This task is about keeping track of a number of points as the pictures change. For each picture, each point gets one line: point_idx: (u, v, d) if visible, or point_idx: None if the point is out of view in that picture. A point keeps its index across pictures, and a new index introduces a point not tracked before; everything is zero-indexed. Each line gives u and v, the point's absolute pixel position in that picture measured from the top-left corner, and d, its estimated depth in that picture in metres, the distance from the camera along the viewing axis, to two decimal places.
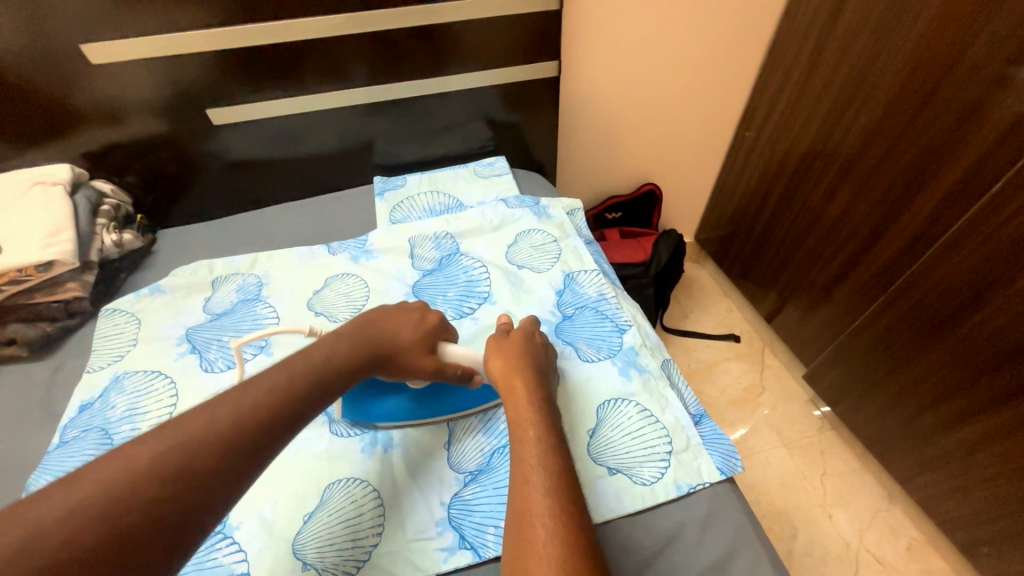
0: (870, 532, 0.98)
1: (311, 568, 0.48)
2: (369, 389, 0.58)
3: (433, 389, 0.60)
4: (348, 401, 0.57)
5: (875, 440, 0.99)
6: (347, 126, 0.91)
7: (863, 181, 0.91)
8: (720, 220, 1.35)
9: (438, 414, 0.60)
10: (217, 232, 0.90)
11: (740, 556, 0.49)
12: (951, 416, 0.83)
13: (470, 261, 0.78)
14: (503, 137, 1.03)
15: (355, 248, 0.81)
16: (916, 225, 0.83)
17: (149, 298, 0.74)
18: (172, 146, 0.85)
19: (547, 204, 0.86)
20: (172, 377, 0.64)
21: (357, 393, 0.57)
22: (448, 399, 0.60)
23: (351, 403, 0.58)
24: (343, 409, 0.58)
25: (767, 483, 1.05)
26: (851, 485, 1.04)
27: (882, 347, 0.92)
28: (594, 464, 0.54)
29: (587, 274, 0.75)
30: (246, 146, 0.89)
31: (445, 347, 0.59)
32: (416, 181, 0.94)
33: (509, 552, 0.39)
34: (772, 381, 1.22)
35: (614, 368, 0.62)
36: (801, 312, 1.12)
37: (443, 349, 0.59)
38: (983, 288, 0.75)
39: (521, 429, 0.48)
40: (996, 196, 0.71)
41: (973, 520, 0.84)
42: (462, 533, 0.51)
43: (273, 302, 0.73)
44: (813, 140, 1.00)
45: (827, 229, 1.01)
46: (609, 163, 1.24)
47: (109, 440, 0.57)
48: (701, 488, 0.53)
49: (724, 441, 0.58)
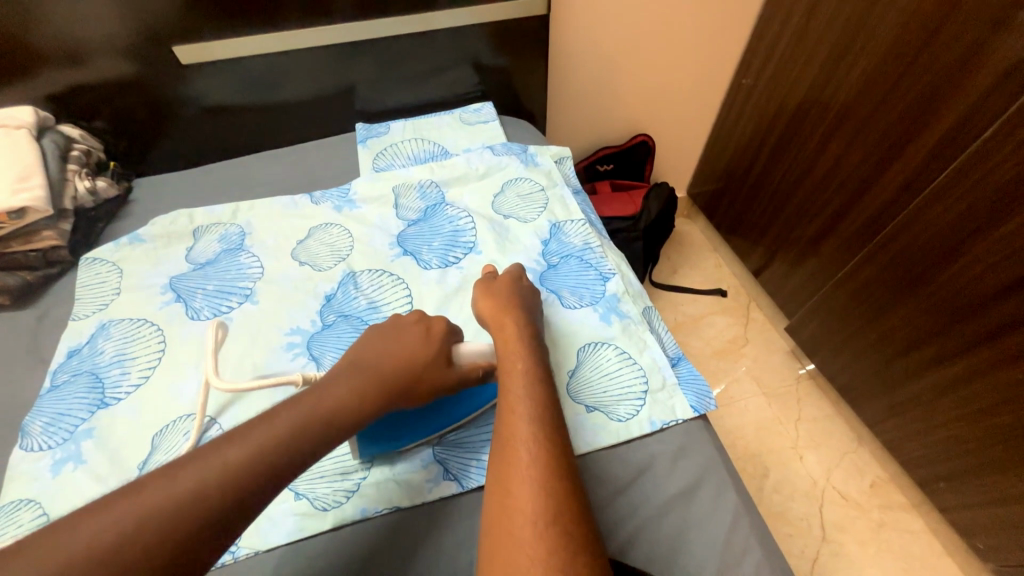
0: (838, 471, 1.04)
1: (302, 498, 0.50)
2: (382, 425, 0.51)
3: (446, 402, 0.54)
4: (364, 438, 0.51)
5: (846, 387, 1.04)
6: (326, 69, 0.87)
7: (856, 131, 0.90)
8: (713, 174, 1.33)
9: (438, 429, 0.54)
10: (194, 181, 0.87)
11: (706, 484, 0.51)
12: (920, 363, 0.86)
13: (455, 212, 0.77)
14: (490, 83, 0.98)
15: (338, 197, 0.79)
16: (905, 174, 0.83)
17: (129, 247, 0.73)
18: (142, 89, 0.81)
19: (534, 152, 0.85)
20: (159, 325, 0.64)
21: (373, 428, 0.51)
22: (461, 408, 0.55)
23: (367, 436, 0.51)
24: (357, 442, 0.51)
25: (744, 428, 1.10)
26: (823, 430, 1.10)
27: (860, 299, 0.95)
28: (573, 402, 0.56)
29: (573, 223, 0.75)
30: (220, 90, 0.84)
31: (458, 348, 0.54)
32: (400, 128, 0.91)
33: (493, 472, 0.42)
34: (756, 332, 1.25)
35: (595, 314, 0.64)
36: (787, 266, 1.13)
37: (456, 350, 0.54)
38: (964, 238, 0.75)
39: (510, 362, 0.50)
40: (988, 142, 0.70)
41: (931, 459, 0.89)
42: (446, 466, 0.53)
43: (256, 252, 0.72)
44: (811, 87, 0.97)
45: (819, 180, 0.99)
46: (602, 112, 1.20)
47: (101, 383, 0.59)
48: (674, 424, 0.55)
49: (699, 381, 0.60)
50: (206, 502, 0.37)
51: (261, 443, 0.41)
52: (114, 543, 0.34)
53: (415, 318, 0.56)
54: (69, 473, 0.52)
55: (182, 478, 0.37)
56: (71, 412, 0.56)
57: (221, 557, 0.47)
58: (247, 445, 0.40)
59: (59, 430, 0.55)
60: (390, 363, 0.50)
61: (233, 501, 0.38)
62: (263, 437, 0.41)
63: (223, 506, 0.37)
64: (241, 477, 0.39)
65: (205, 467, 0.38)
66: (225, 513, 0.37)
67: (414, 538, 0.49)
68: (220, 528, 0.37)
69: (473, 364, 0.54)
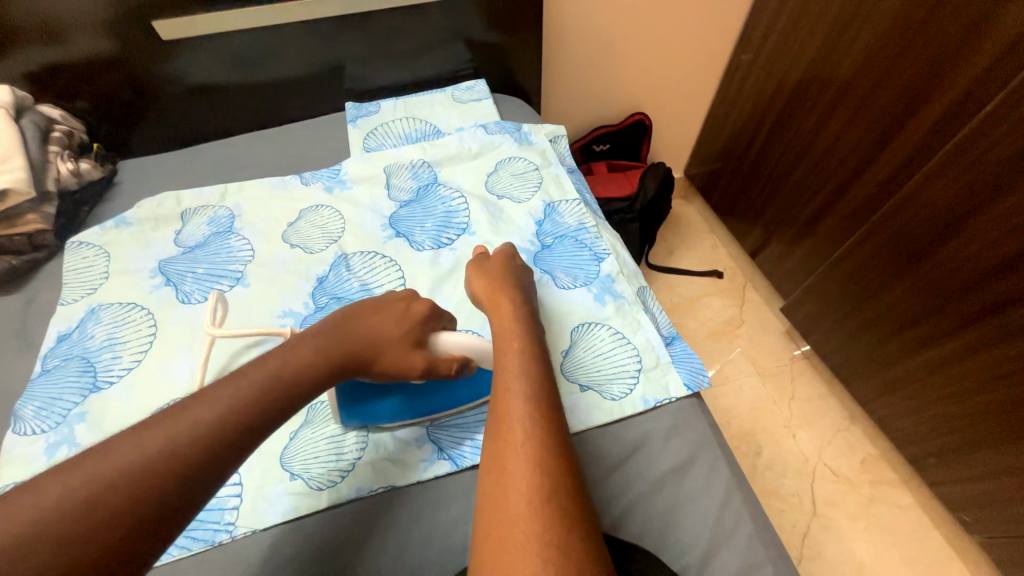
0: (829, 449, 1.06)
1: (297, 478, 0.51)
2: (359, 398, 0.52)
3: (431, 386, 0.53)
4: (344, 408, 0.52)
5: (840, 367, 1.04)
6: (314, 45, 0.84)
7: (856, 107, 0.88)
8: (711, 154, 1.31)
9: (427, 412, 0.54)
10: (181, 162, 0.86)
11: (699, 461, 0.52)
12: (914, 341, 0.86)
13: (448, 192, 0.75)
14: (483, 60, 0.95)
15: (328, 178, 0.78)
16: (905, 151, 0.82)
17: (116, 230, 0.72)
18: (122, 67, 0.78)
19: (528, 130, 0.83)
20: (149, 308, 0.64)
21: (349, 397, 0.52)
22: (448, 394, 0.54)
23: (347, 407, 0.52)
24: (338, 413, 0.52)
25: (738, 408, 1.11)
26: (816, 408, 1.11)
27: (856, 278, 0.95)
28: (567, 382, 0.56)
29: (568, 203, 0.74)
30: (204, 68, 0.82)
31: (437, 338, 0.52)
32: (391, 107, 0.89)
33: (487, 450, 0.42)
34: (751, 313, 1.25)
35: (590, 294, 0.63)
36: (783, 246, 1.13)
37: (435, 338, 0.52)
38: (962, 215, 0.75)
39: (505, 341, 0.50)
40: (989, 116, 0.69)
41: (922, 435, 0.90)
42: (440, 446, 0.53)
43: (247, 234, 0.71)
44: (812, 62, 0.95)
45: (817, 159, 0.98)
46: (598, 90, 1.18)
47: (92, 367, 0.58)
48: (667, 402, 0.56)
49: (693, 360, 0.60)
50: (172, 461, 0.37)
51: (246, 421, 0.40)
52: (80, 502, 0.34)
53: (403, 294, 0.55)
54: (63, 456, 0.52)
55: (148, 439, 0.37)
56: (63, 396, 0.56)
57: (218, 536, 0.47)
58: (213, 407, 0.40)
59: (52, 414, 0.55)
60: (382, 344, 0.50)
61: (201, 460, 0.38)
62: (230, 399, 0.41)
63: (189, 465, 0.37)
64: (208, 437, 0.38)
65: (173, 428, 0.38)
66: (193, 472, 0.37)
67: (409, 516, 0.49)
68: (187, 487, 0.37)
69: (450, 356, 0.52)
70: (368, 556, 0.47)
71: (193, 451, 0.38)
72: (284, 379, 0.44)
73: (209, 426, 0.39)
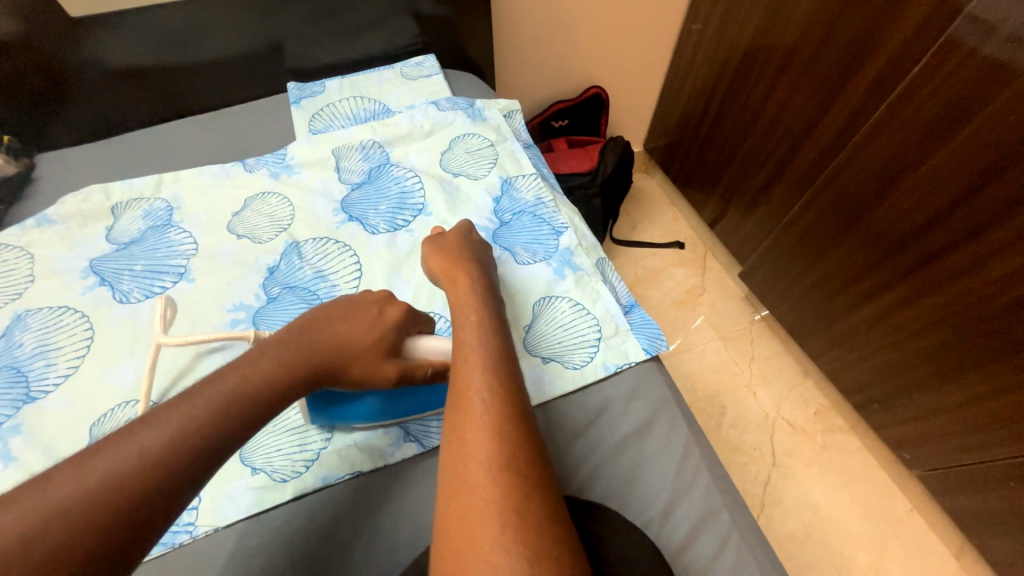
0: (787, 403, 1.12)
1: (259, 473, 0.49)
2: (331, 400, 0.50)
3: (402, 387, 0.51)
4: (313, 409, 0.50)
5: (793, 326, 1.10)
6: (247, 22, 0.79)
7: (799, 75, 0.91)
8: (668, 126, 1.32)
9: (398, 416, 0.52)
10: (108, 152, 0.79)
11: (659, 421, 0.54)
12: (858, 297, 0.91)
13: (401, 172, 0.73)
14: (431, 34, 0.92)
15: (274, 163, 0.74)
16: (845, 115, 0.85)
17: (38, 229, 0.66)
18: (28, 50, 0.71)
19: (481, 106, 0.81)
20: (83, 311, 0.59)
21: (320, 402, 0.50)
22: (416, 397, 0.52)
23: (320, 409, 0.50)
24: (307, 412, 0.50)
25: (702, 372, 1.16)
26: (774, 367, 1.17)
27: (806, 241, 0.99)
28: (530, 355, 0.57)
29: (525, 178, 0.73)
30: (126, 48, 0.75)
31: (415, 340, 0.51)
32: (337, 87, 0.86)
33: (447, 424, 0.41)
34: (712, 281, 1.30)
35: (548, 268, 0.63)
36: (739, 214, 1.16)
37: (414, 344, 0.51)
38: (896, 174, 0.79)
39: (464, 316, 0.49)
40: (916, 77, 0.73)
41: (867, 384, 0.97)
42: (407, 429, 0.53)
43: (187, 227, 0.67)
44: (757, 31, 0.97)
45: (766, 126, 1.01)
46: (553, 64, 1.17)
47: (23, 377, 0.54)
48: (627, 368, 0.57)
49: (651, 326, 0.61)
50: (113, 498, 0.33)
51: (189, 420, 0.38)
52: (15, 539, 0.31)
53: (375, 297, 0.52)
54: None
55: (93, 467, 0.34)
56: None
57: (177, 537, 0.46)
58: (160, 427, 0.37)
59: None
60: (344, 342, 0.48)
61: (145, 491, 0.34)
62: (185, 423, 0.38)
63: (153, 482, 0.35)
64: (158, 472, 0.35)
65: (112, 459, 0.35)
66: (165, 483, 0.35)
67: (378, 499, 0.49)
68: (147, 511, 0.34)
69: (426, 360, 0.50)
70: (337, 542, 0.46)
71: (142, 493, 0.34)
72: (227, 375, 0.42)
73: (156, 446, 0.36)
